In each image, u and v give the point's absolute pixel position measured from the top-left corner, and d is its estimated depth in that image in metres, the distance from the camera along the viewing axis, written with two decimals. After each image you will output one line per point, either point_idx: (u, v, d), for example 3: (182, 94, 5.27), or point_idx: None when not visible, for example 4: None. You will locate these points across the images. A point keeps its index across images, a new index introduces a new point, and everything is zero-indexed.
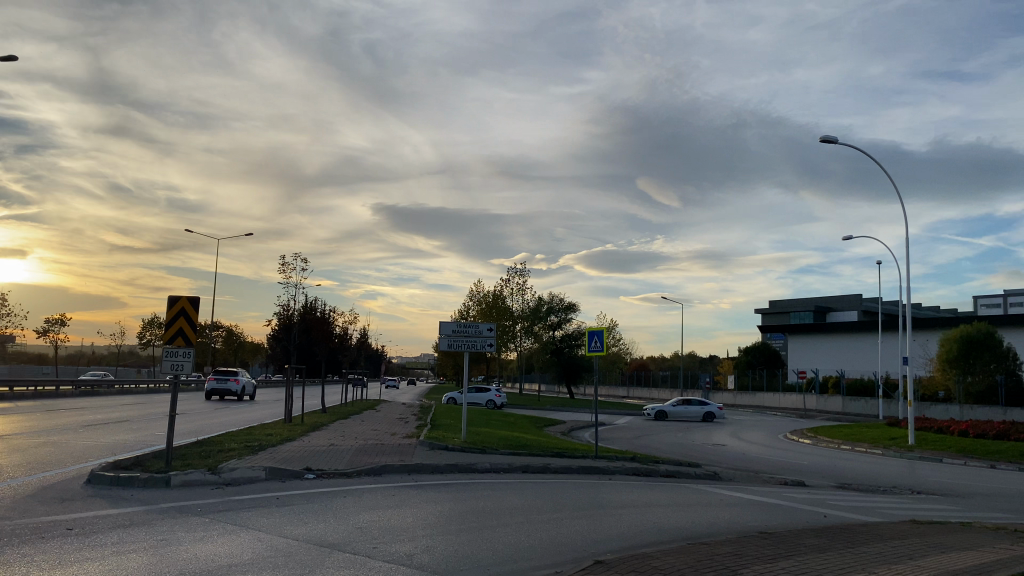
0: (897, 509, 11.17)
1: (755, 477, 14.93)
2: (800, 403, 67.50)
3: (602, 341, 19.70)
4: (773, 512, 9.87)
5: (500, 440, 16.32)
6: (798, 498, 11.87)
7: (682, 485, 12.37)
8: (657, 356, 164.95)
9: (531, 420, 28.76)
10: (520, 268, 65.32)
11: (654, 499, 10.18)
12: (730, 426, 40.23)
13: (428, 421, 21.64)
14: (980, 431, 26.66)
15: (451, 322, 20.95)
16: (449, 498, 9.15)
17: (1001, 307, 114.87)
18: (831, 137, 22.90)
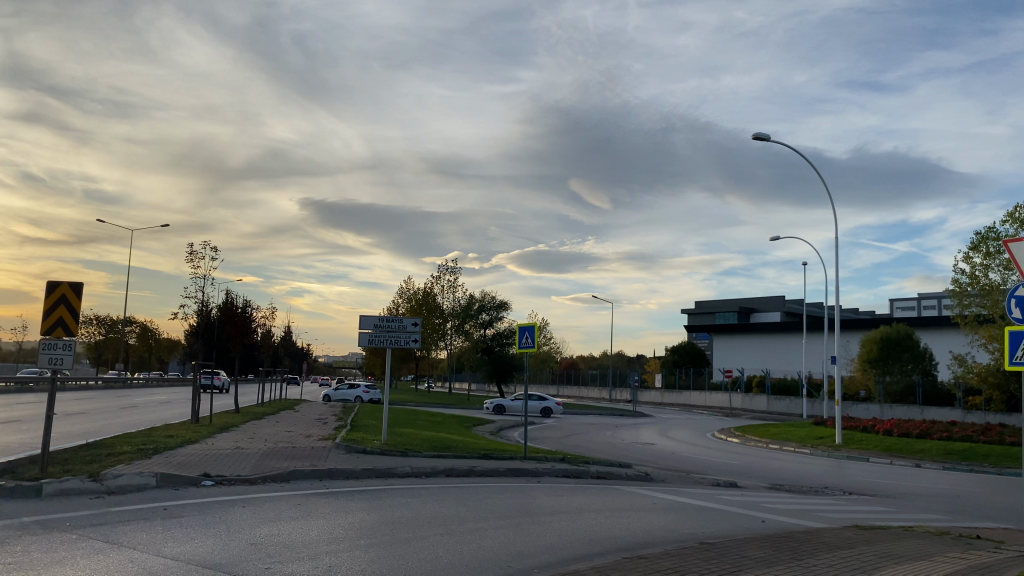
0: (828, 511, 11.17)
1: (686, 478, 14.91)
2: (726, 401, 68.74)
3: (531, 337, 19.37)
4: (705, 517, 9.72)
5: (422, 442, 15.88)
6: (728, 500, 11.83)
7: (611, 488, 12.19)
8: (586, 355, 166.52)
9: (458, 420, 28.27)
10: (452, 266, 64.72)
11: (581, 504, 9.91)
12: (657, 424, 40.63)
13: (350, 421, 21.05)
14: (903, 430, 27.46)
15: (373, 317, 20.41)
16: (368, 508, 8.70)
17: (915, 309, 119.67)
18: (762, 137, 23.18)
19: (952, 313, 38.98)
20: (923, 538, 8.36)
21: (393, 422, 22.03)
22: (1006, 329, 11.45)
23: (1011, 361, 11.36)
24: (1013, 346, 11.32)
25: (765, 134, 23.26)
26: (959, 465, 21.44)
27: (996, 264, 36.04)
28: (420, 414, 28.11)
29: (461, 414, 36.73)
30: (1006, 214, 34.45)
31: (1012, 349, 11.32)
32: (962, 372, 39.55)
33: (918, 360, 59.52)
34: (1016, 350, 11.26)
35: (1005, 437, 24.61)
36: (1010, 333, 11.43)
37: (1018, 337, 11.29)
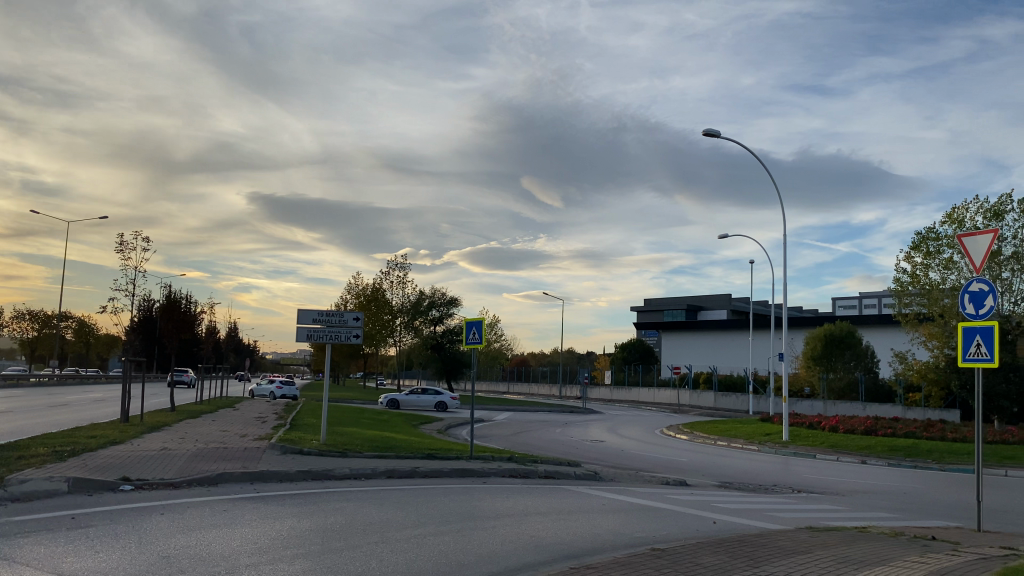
0: (778, 511, 11.13)
1: (635, 477, 14.78)
2: (675, 398, 69.40)
3: (478, 332, 19.06)
4: (654, 519, 9.56)
5: (364, 442, 15.45)
6: (677, 500, 11.71)
7: (558, 488, 11.98)
8: (536, 352, 167.14)
9: (404, 417, 27.86)
10: (401, 261, 64.07)
11: (527, 507, 9.67)
12: (606, 421, 40.75)
13: (289, 420, 20.54)
14: (849, 426, 27.90)
15: (313, 312, 19.92)
16: (301, 514, 8.32)
17: (856, 308, 122.75)
18: (712, 133, 23.25)
19: (893, 311, 39.82)
20: (881, 540, 8.29)
21: (335, 420, 21.53)
22: (957, 324, 11.45)
23: (962, 357, 11.37)
24: (964, 342, 11.34)
25: (715, 131, 23.32)
26: (903, 462, 21.82)
27: (936, 263, 36.85)
28: (365, 412, 27.67)
29: (409, 412, 36.35)
30: (946, 214, 35.27)
31: (963, 344, 11.34)
32: (902, 369, 40.46)
33: (860, 358, 60.95)
34: (967, 345, 11.29)
35: (947, 434, 25.19)
36: (961, 328, 11.44)
37: (969, 333, 11.30)
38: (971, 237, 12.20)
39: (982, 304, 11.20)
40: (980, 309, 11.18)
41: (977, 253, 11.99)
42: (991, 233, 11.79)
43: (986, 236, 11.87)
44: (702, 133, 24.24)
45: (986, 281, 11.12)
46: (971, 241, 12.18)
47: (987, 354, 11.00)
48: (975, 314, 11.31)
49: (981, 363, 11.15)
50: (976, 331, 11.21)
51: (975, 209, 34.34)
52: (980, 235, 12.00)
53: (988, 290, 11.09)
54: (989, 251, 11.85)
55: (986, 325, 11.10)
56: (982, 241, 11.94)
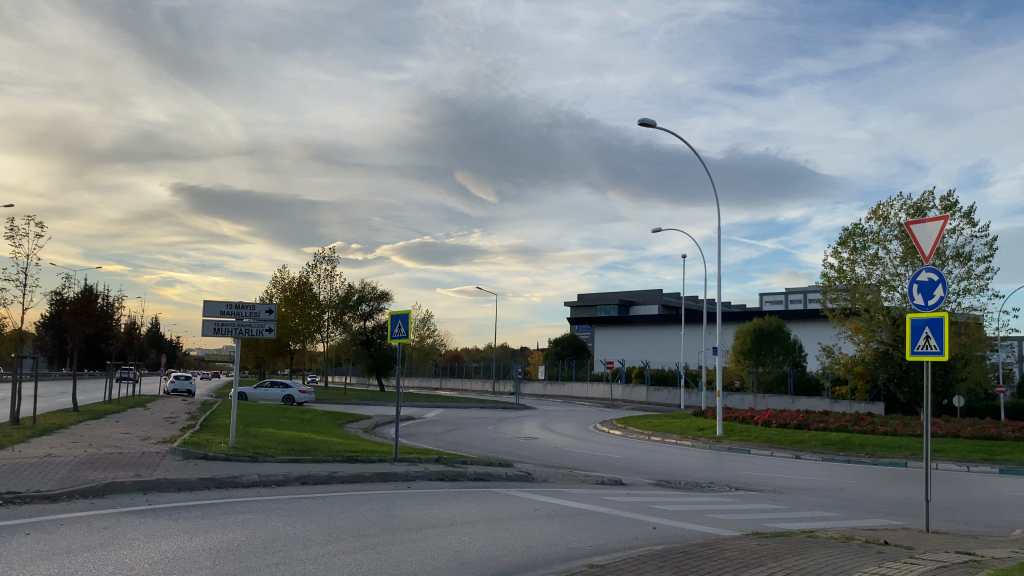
0: (715, 513, 10.91)
1: (570, 477, 14.43)
2: (607, 392, 69.88)
3: (404, 325, 18.44)
4: (588, 525, 9.24)
5: (278, 444, 14.70)
6: (611, 502, 11.38)
7: (488, 491, 11.56)
8: (469, 348, 166.63)
9: (330, 416, 27.12)
10: (328, 254, 62.71)
11: (453, 515, 9.20)
12: (538, 417, 40.55)
13: (200, 421, 19.54)
14: (781, 420, 28.26)
15: (220, 303, 18.91)
16: (195, 531, 7.66)
17: (782, 303, 126.08)
18: (648, 122, 23.16)
19: (820, 306, 40.68)
20: (831, 545, 8.05)
21: (251, 421, 20.65)
22: (906, 316, 10.97)
23: (911, 350, 10.88)
24: (912, 334, 10.86)
25: (651, 120, 23.22)
26: (838, 456, 22.13)
27: (862, 259, 37.77)
28: (288, 411, 26.75)
29: (337, 410, 35.50)
30: (871, 210, 36.16)
31: (912, 336, 10.85)
32: (828, 363, 41.37)
33: (787, 351, 62.65)
34: (916, 338, 10.80)
35: (876, 428, 25.81)
36: (911, 320, 10.94)
37: (917, 326, 10.81)
38: (917, 224, 11.94)
39: (931, 295, 10.83)
40: (929, 300, 10.81)
41: (925, 239, 11.74)
42: (941, 220, 11.54)
43: (935, 223, 11.62)
44: (638, 122, 24.05)
45: (935, 270, 10.75)
46: (919, 228, 11.92)
47: (938, 347, 10.52)
48: (925, 305, 10.92)
49: (930, 356, 10.64)
50: (924, 323, 10.72)
51: (899, 206, 35.34)
52: (928, 221, 11.75)
53: (938, 279, 10.72)
54: (938, 239, 11.59)
55: (936, 317, 10.59)
56: (930, 228, 11.69)
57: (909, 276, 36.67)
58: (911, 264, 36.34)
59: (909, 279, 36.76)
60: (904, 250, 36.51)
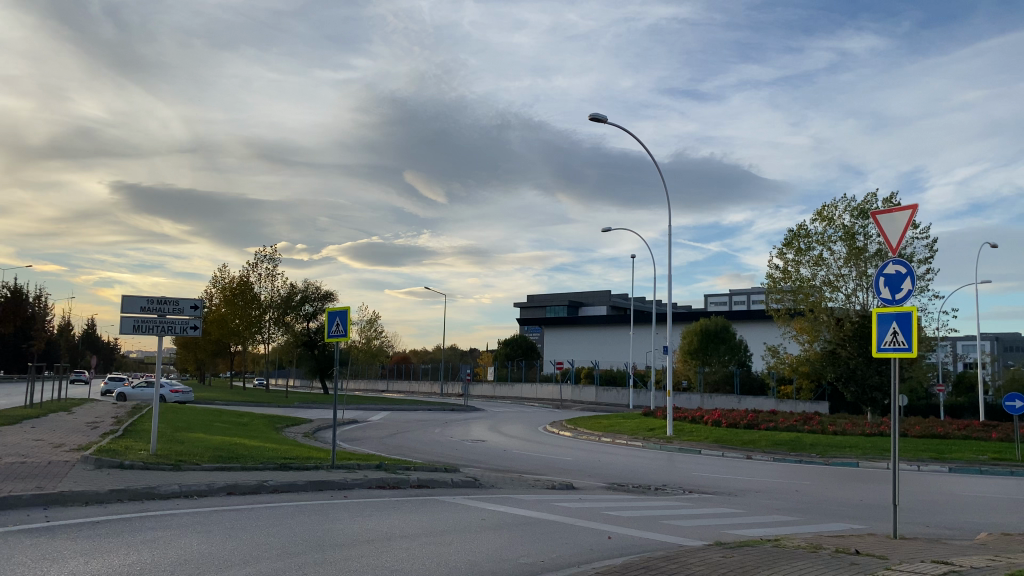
0: (673, 519, 10.65)
1: (518, 482, 14.08)
2: (556, 393, 69.86)
3: (342, 324, 17.75)
4: (539, 535, 8.89)
5: (206, 451, 14.00)
6: (561, 508, 11.05)
7: (433, 500, 11.10)
8: (418, 350, 165.70)
9: (268, 420, 26.29)
10: (270, 253, 61.35)
11: (393, 529, 8.74)
12: (486, 418, 40.14)
13: (125, 426, 18.65)
14: (731, 420, 28.39)
15: (141, 299, 18.06)
16: (94, 553, 7.07)
17: (727, 305, 128.22)
18: (597, 118, 22.96)
19: (765, 306, 41.15)
20: (801, 556, 7.79)
21: (182, 426, 19.82)
22: (872, 310, 10.60)
23: (878, 346, 10.48)
24: (879, 330, 10.49)
25: (602, 115, 23.04)
26: (789, 456, 22.22)
27: (806, 260, 38.29)
28: (224, 415, 25.87)
29: (277, 414, 34.51)
30: (816, 211, 36.66)
31: (879, 331, 10.47)
32: (774, 363, 41.86)
33: (734, 352, 64.42)
34: (884, 333, 10.41)
35: (825, 428, 26.07)
36: (877, 314, 10.58)
37: (884, 320, 10.42)
38: (885, 214, 11.82)
39: (898, 289, 10.49)
40: (896, 293, 10.46)
41: (892, 229, 11.63)
42: (909, 209, 11.42)
43: (903, 212, 11.50)
44: (588, 117, 23.74)
45: (902, 261, 10.42)
46: (885, 219, 11.79)
47: (906, 343, 10.15)
48: (891, 298, 10.58)
49: (898, 354, 10.25)
50: (891, 317, 10.35)
51: (843, 207, 35.92)
52: (897, 211, 11.62)
53: (905, 272, 10.41)
54: (906, 229, 11.47)
55: (904, 312, 10.20)
56: (898, 218, 11.57)
57: (852, 277, 37.35)
58: (855, 265, 37.01)
59: (852, 280, 37.44)
60: (847, 251, 37.16)
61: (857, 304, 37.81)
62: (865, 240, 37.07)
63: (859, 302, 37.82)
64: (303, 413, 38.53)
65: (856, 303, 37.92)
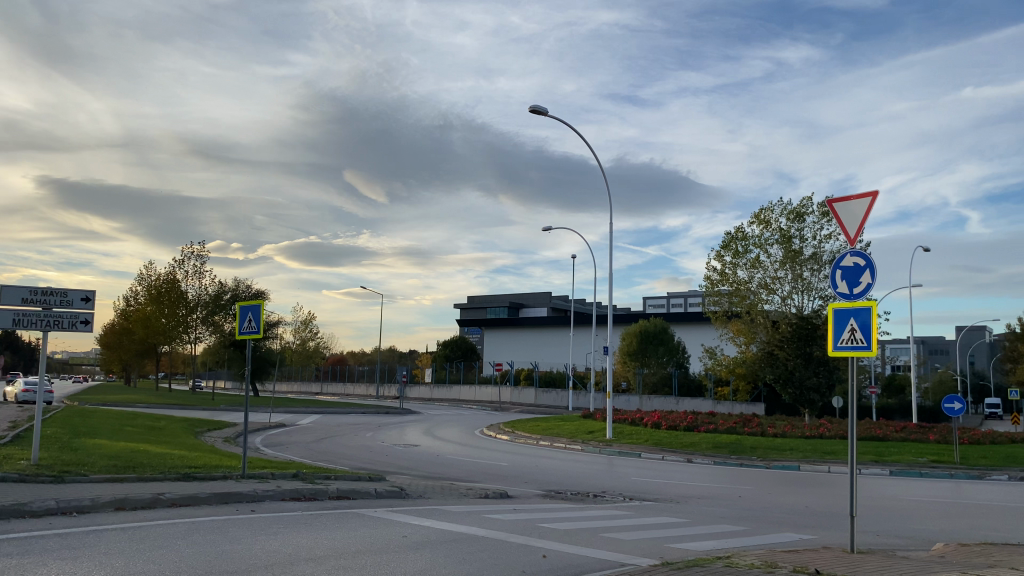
0: (614, 532, 10.26)
1: (449, 491, 13.51)
2: (495, 396, 69.46)
3: (252, 321, 16.12)
4: (467, 554, 8.36)
5: (98, 460, 13.02)
6: (496, 521, 10.52)
7: (350, 514, 10.45)
8: (356, 351, 163.49)
9: (187, 424, 25.16)
10: (199, 251, 59.50)
11: (300, 550, 8.10)
12: (424, 421, 39.33)
13: (21, 432, 17.47)
14: (670, 423, 28.32)
15: (23, 289, 16.79)
16: None
17: (665, 307, 129.96)
18: (538, 110, 22.57)
19: (702, 308, 41.45)
20: None
21: (88, 432, 18.73)
22: (829, 306, 10.24)
23: (834, 345, 10.12)
24: (836, 327, 10.12)
25: (542, 107, 22.69)
26: (729, 460, 22.17)
27: (743, 263, 38.68)
28: (139, 418, 24.63)
29: (199, 416, 33.20)
30: (754, 215, 37.08)
31: (835, 330, 10.12)
32: (711, 365, 42.21)
33: (671, 353, 65.43)
34: (840, 331, 10.05)
35: (764, 430, 26.21)
36: (834, 310, 10.22)
37: (842, 317, 10.08)
38: (841, 202, 11.58)
39: (856, 284, 10.20)
40: (854, 288, 10.16)
41: (850, 219, 11.43)
42: (869, 197, 11.20)
43: (863, 200, 11.27)
44: (528, 109, 23.32)
45: (862, 255, 10.10)
46: (842, 207, 11.55)
47: (864, 341, 9.78)
48: (848, 294, 10.28)
49: (856, 352, 9.85)
50: (849, 314, 10.00)
51: (780, 211, 36.41)
52: (855, 199, 11.38)
53: (864, 265, 10.09)
54: (866, 216, 11.25)
55: (862, 308, 9.86)
56: (857, 206, 11.35)
57: (788, 279, 37.82)
58: (790, 267, 37.50)
59: (788, 283, 37.92)
60: (784, 254, 37.61)
61: (792, 307, 38.33)
62: (800, 243, 37.57)
63: (794, 304, 38.33)
64: (227, 416, 37.20)
65: (791, 305, 38.43)
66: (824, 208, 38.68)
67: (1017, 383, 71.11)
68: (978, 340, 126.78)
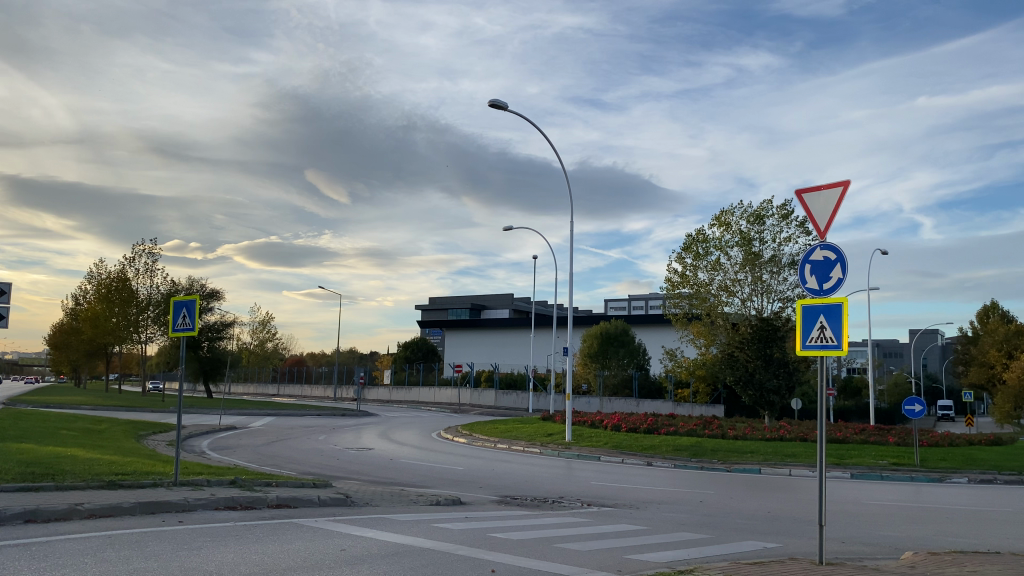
0: (571, 542, 9.98)
1: (398, 498, 13.13)
2: (455, 398, 69.00)
3: (184, 316, 15.32)
4: (402, 569, 7.99)
5: (15, 467, 12.34)
6: (445, 531, 10.16)
7: (287, 525, 10.01)
8: (315, 353, 161.73)
9: (129, 427, 24.33)
10: (150, 249, 58.17)
11: (225, 567, 7.69)
12: (381, 424, 38.74)
13: None
14: (631, 425, 28.19)
15: None
16: None
17: (626, 309, 130.82)
18: (498, 106, 22.32)
19: (663, 310, 41.66)
20: None
21: (20, 436, 18.02)
22: (798, 303, 10.07)
23: (803, 343, 9.97)
24: (806, 325, 9.95)
25: (502, 103, 22.41)
26: (690, 463, 22.05)
27: (703, 265, 38.82)
28: (77, 420, 23.78)
29: (144, 418, 32.21)
30: (714, 217, 37.22)
31: (805, 328, 9.96)
32: (671, 366, 42.39)
33: (632, 355, 65.61)
34: (810, 329, 9.89)
35: (725, 433, 26.18)
36: (803, 307, 10.05)
37: (811, 314, 9.91)
38: (810, 192, 11.32)
39: (827, 278, 10.05)
40: (824, 283, 10.02)
41: (819, 211, 11.18)
42: (839, 187, 10.94)
43: (833, 190, 11.02)
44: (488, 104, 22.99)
45: (833, 249, 9.95)
46: (811, 197, 11.30)
47: (834, 339, 9.64)
48: (819, 289, 10.13)
49: (826, 351, 9.70)
50: (819, 310, 9.83)
51: (740, 213, 36.59)
52: (825, 189, 11.13)
53: (835, 259, 9.95)
54: (836, 206, 11.00)
55: (832, 305, 9.72)
56: (827, 197, 11.10)
57: (747, 282, 38.03)
58: (750, 270, 37.69)
59: (747, 285, 38.14)
60: (743, 257, 37.78)
61: (751, 309, 38.64)
62: (760, 246, 37.78)
63: (754, 306, 38.57)
64: (175, 419, 36.21)
65: (750, 308, 38.69)
66: (783, 211, 38.99)
67: (969, 385, 72.64)
68: (930, 343, 129.39)
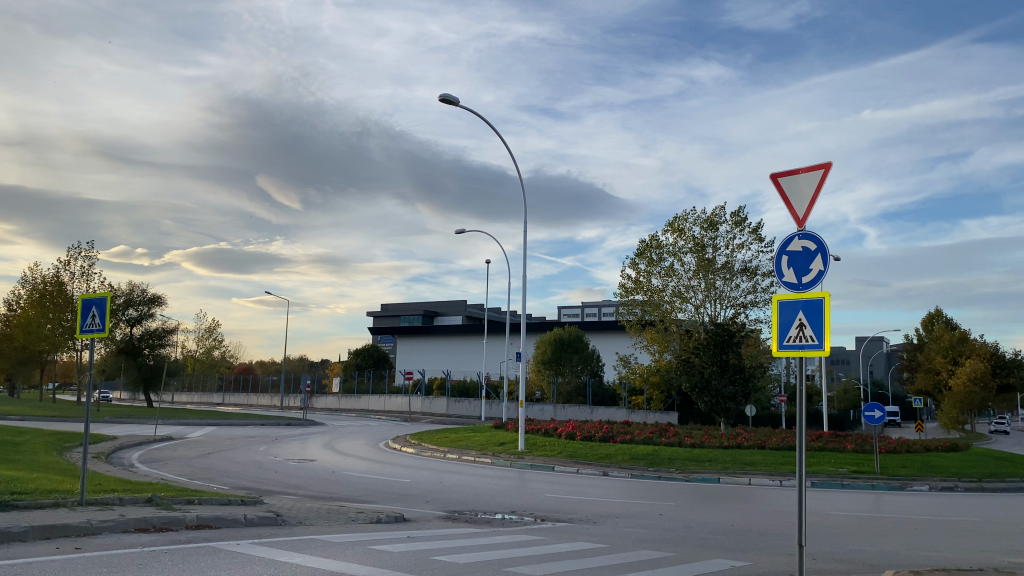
0: (526, 565, 9.47)
1: (337, 516, 12.50)
2: (406, 405, 68.27)
3: (97, 317, 14.50)
4: None
5: None
6: (380, 555, 9.59)
7: (205, 549, 9.38)
8: (263, 362, 158.55)
9: (53, 439, 23.15)
10: (87, 252, 56.32)
11: None
12: (327, 434, 37.93)
13: None
14: (585, 433, 27.89)
15: None
16: None
17: (579, 316, 130.99)
18: (449, 100, 21.86)
19: (617, 316, 41.63)
20: None
21: None
22: (775, 298, 9.77)
23: (779, 343, 9.66)
24: (784, 322, 9.64)
25: (452, 97, 21.93)
26: (647, 472, 21.77)
27: (657, 271, 38.82)
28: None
29: (73, 429, 30.82)
30: (668, 223, 37.23)
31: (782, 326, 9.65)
32: (625, 373, 42.28)
33: (585, 361, 65.51)
34: (788, 328, 9.58)
35: (681, 441, 26.01)
36: (779, 302, 9.74)
37: (789, 310, 9.62)
38: (787, 176, 10.45)
39: (804, 272, 9.76)
40: (803, 277, 9.72)
41: (797, 197, 10.28)
42: (820, 169, 10.07)
43: (813, 173, 10.15)
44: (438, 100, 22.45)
45: (811, 239, 9.68)
46: (789, 181, 10.43)
47: (814, 338, 9.30)
48: (796, 283, 9.83)
49: (803, 351, 9.38)
50: (797, 306, 9.53)
51: (693, 219, 36.67)
52: (804, 172, 10.25)
53: (814, 250, 9.67)
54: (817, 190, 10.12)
55: (812, 300, 9.40)
56: (806, 181, 10.21)
57: (701, 288, 38.20)
58: (703, 277, 37.78)
59: (700, 291, 38.27)
60: (697, 263, 37.83)
61: (704, 315, 38.89)
62: (713, 252, 37.86)
63: (707, 312, 38.78)
64: (108, 429, 34.81)
65: (704, 314, 38.88)
66: (736, 218, 39.20)
67: (915, 391, 74.27)
68: (876, 350, 132.20)
